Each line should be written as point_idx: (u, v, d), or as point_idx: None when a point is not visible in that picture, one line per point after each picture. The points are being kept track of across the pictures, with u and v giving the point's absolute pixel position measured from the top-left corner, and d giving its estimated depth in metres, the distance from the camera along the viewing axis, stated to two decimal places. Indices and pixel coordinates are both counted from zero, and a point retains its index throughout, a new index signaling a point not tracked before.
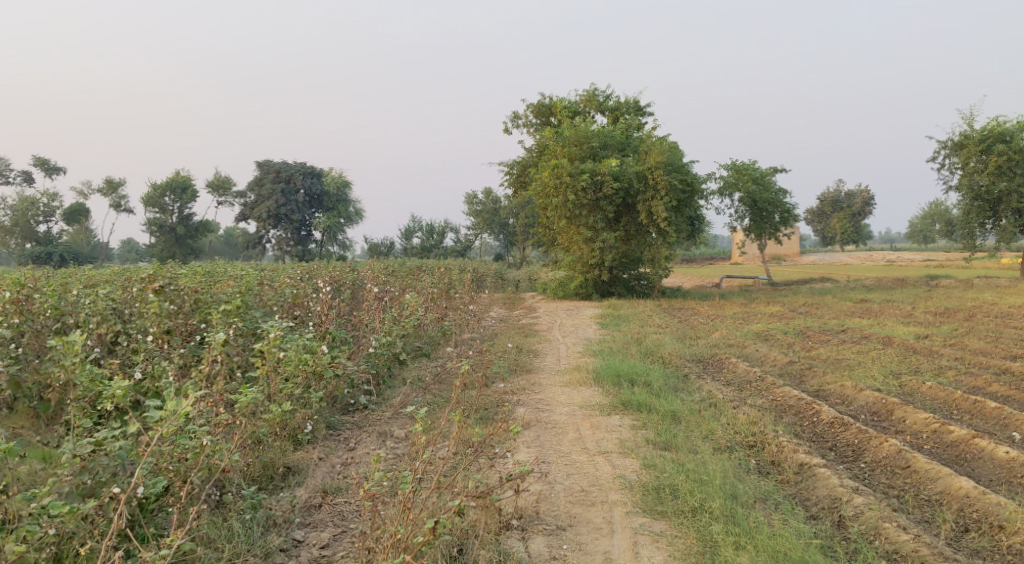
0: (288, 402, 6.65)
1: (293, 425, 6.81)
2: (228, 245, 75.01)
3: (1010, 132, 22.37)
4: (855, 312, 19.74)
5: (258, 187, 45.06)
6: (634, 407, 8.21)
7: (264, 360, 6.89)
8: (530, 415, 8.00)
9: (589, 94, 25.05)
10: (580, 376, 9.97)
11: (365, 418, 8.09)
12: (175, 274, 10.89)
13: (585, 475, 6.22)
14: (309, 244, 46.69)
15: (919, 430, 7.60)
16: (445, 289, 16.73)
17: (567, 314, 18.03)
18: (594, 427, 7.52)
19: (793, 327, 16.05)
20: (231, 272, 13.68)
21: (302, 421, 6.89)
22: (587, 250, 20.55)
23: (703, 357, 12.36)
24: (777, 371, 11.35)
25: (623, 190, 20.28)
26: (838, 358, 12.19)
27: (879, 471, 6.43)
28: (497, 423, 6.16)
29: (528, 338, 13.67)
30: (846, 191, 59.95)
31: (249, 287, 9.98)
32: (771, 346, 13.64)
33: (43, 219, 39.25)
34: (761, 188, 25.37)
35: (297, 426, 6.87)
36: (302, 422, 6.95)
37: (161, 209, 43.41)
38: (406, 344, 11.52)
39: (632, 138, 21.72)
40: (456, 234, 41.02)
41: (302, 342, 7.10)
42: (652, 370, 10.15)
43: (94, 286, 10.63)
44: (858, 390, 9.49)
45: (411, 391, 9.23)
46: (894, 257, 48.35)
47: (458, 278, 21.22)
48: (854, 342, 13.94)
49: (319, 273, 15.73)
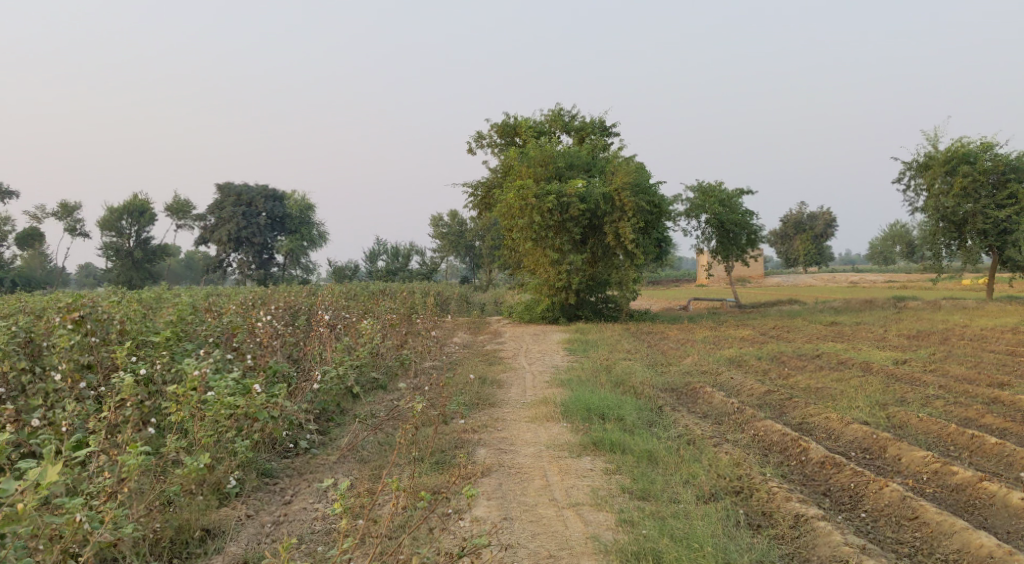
0: (207, 452, 5.80)
1: (215, 478, 5.94)
2: (188, 270, 73.50)
3: (975, 153, 22.16)
4: (828, 335, 19.29)
5: (218, 211, 43.74)
6: (607, 447, 7.43)
7: (181, 406, 6.06)
8: (492, 457, 7.20)
9: (555, 113, 24.48)
10: (547, 411, 9.16)
11: (308, 463, 7.25)
12: (104, 302, 9.92)
13: (552, 535, 5.42)
14: (271, 268, 45.50)
15: (918, 471, 6.91)
16: (407, 314, 15.92)
17: (533, 339, 17.32)
18: (563, 472, 6.71)
19: (768, 352, 15.44)
20: (174, 299, 12.70)
21: (225, 474, 6.03)
22: (553, 273, 19.80)
23: (677, 386, 11.62)
24: (757, 401, 10.67)
25: (590, 211, 19.65)
26: (818, 386, 11.57)
27: (883, 522, 5.74)
28: (450, 479, 5.34)
29: (491, 367, 12.85)
30: (808, 214, 60.12)
31: (183, 315, 9.06)
32: (746, 373, 12.97)
33: None
34: (729, 210, 24.90)
35: (220, 481, 6.01)
36: (226, 475, 6.08)
37: (118, 232, 41.98)
38: (360, 377, 10.67)
39: (598, 159, 21.14)
40: (422, 257, 40.16)
41: (230, 383, 6.28)
42: (625, 403, 9.39)
43: (13, 316, 9.63)
44: (845, 424, 8.81)
45: (361, 429, 8.37)
46: (857, 279, 48.39)
47: (421, 303, 20.38)
48: (832, 368, 13.32)
49: (271, 299, 14.78)
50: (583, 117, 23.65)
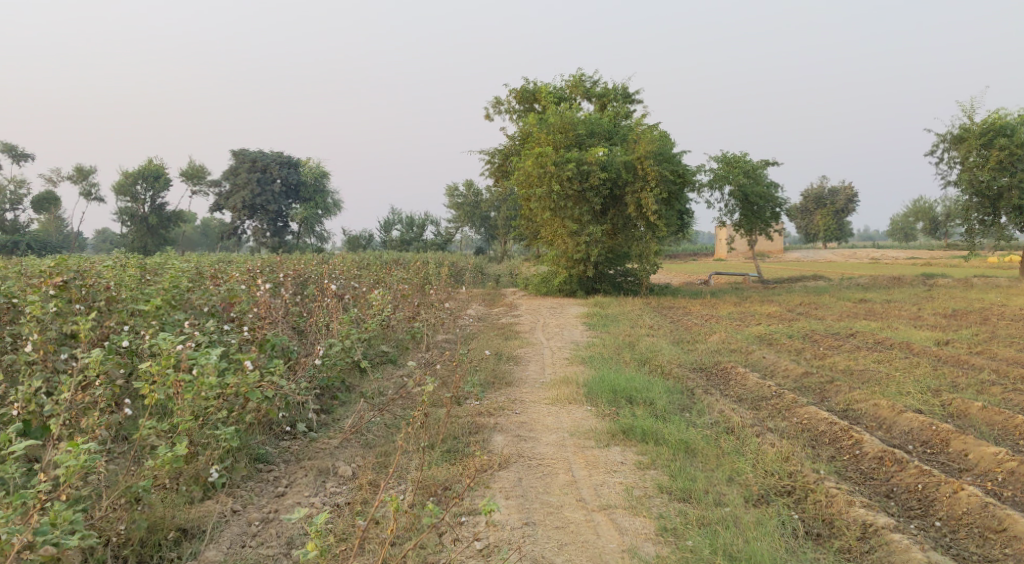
0: (184, 439, 5.07)
1: (197, 470, 5.17)
2: (204, 237, 73.25)
3: (1012, 126, 20.89)
4: (859, 312, 18.41)
5: (233, 176, 43.13)
6: (638, 436, 6.67)
7: (159, 386, 5.31)
8: (510, 446, 6.46)
9: (576, 79, 23.48)
10: (569, 392, 8.40)
11: (308, 447, 6.51)
12: (98, 268, 9.25)
13: (584, 548, 4.80)
14: (286, 236, 44.91)
15: (988, 471, 6.20)
16: (420, 284, 15.19)
17: (550, 312, 16.61)
18: (591, 465, 5.97)
19: (799, 330, 14.59)
20: (175, 263, 12.02)
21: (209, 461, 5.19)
22: (572, 244, 18.95)
23: (706, 365, 10.82)
24: (794, 384, 9.86)
25: (611, 180, 18.78)
26: (858, 368, 10.72)
27: (964, 534, 5.24)
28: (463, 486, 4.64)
29: (507, 341, 12.11)
30: (830, 188, 58.87)
31: (176, 281, 8.35)
32: (779, 352, 12.12)
33: (10, 208, 37.60)
34: (754, 181, 23.90)
35: (203, 472, 5.21)
36: (208, 465, 5.26)
37: (132, 198, 41.40)
38: (368, 351, 9.95)
39: (620, 126, 20.19)
40: (437, 227, 39.35)
41: (215, 358, 5.50)
42: (653, 385, 8.63)
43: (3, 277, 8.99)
44: (897, 412, 8.00)
45: (366, 409, 7.62)
46: (879, 255, 47.31)
47: (435, 273, 19.68)
48: (870, 349, 12.45)
49: (280, 266, 14.10)
50: (605, 83, 22.62)
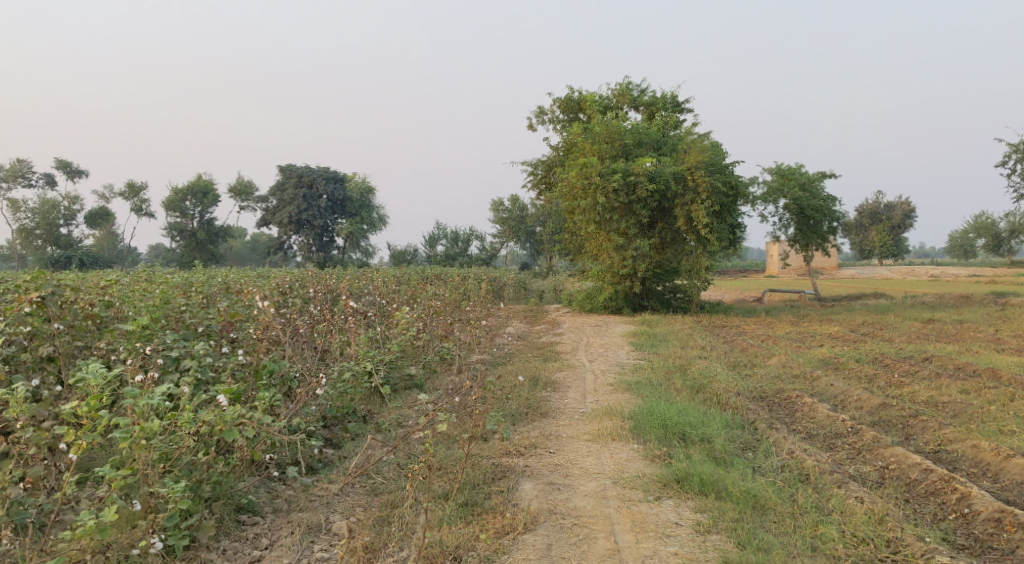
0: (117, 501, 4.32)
1: (136, 539, 4.47)
2: (252, 251, 73.40)
3: None
4: (930, 333, 16.96)
5: (279, 192, 42.78)
6: (695, 487, 5.49)
7: (86, 432, 4.43)
8: (540, 497, 5.40)
9: (623, 88, 22.39)
10: (612, 427, 7.28)
11: (302, 495, 5.51)
12: (99, 287, 8.43)
13: None
14: (331, 251, 44.44)
15: None
16: (457, 301, 14.18)
17: (594, 331, 15.57)
18: (638, 529, 4.99)
19: (868, 352, 13.24)
20: (195, 277, 11.21)
21: (151, 527, 4.50)
22: (617, 259, 17.81)
23: (769, 395, 9.58)
24: (874, 418, 8.55)
25: (659, 192, 17.58)
26: (942, 398, 9.40)
27: None
28: None
29: (546, 364, 11.04)
30: (886, 203, 56.58)
31: (169, 299, 7.39)
32: (848, 379, 10.78)
33: (64, 224, 37.83)
34: (811, 195, 22.46)
35: (138, 543, 4.44)
36: (151, 532, 4.52)
37: (182, 213, 41.33)
38: (389, 375, 8.94)
39: (669, 136, 19.01)
40: (481, 241, 38.44)
41: (161, 397, 4.63)
42: (710, 419, 7.45)
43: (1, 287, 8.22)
44: (1005, 457, 6.71)
45: (376, 448, 6.57)
46: (939, 272, 45.04)
47: (476, 288, 18.68)
48: (952, 377, 11.05)
49: (308, 281, 13.23)
50: (654, 91, 21.48)
